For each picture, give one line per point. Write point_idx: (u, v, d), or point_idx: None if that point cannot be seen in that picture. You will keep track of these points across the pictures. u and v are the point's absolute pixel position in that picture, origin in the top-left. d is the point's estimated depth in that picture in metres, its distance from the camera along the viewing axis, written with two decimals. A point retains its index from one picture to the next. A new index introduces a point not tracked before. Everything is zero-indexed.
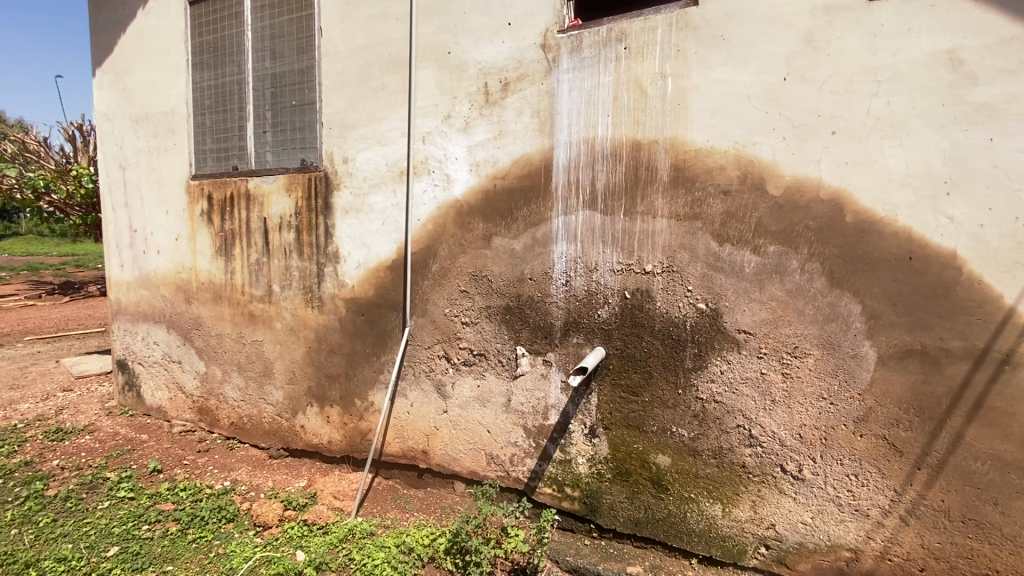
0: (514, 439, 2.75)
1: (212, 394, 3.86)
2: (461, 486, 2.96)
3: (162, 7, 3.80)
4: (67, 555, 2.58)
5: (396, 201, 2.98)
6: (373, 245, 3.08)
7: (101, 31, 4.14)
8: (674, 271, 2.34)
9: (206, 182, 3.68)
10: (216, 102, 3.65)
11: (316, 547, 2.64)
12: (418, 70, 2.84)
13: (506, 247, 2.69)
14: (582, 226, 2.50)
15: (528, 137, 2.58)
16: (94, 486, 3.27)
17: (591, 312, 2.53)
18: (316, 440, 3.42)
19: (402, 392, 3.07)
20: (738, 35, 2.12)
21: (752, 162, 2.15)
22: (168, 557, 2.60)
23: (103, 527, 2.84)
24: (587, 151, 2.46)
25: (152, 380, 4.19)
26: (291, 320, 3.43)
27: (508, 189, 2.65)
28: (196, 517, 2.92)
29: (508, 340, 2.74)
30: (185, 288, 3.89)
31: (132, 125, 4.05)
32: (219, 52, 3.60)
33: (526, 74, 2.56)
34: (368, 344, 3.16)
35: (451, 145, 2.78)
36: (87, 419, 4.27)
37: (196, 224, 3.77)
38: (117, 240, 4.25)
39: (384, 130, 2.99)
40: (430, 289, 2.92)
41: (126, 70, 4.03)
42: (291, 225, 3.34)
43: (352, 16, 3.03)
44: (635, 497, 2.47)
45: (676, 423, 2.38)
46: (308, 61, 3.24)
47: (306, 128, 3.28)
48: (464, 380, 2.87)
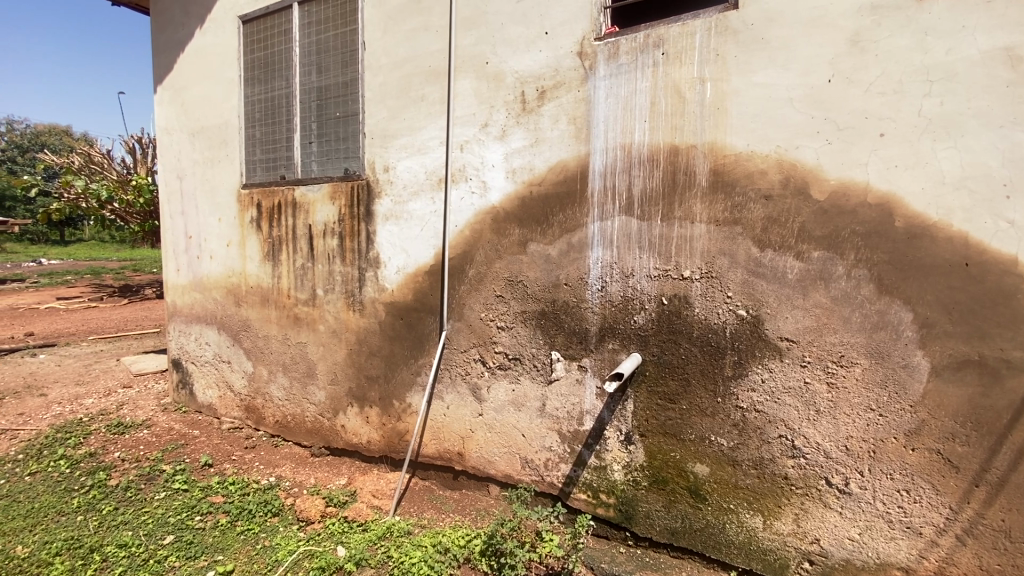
0: (549, 443, 2.77)
1: (258, 393, 4.03)
2: (496, 489, 2.99)
3: (217, 27, 4.04)
4: (128, 542, 2.73)
5: (435, 208, 3.06)
6: (412, 251, 3.16)
7: (162, 51, 4.42)
8: (713, 278, 2.31)
9: (256, 191, 3.87)
10: (266, 114, 3.84)
11: (356, 543, 2.71)
12: (456, 80, 2.92)
13: (542, 253, 2.72)
14: (618, 231, 2.51)
15: (564, 144, 2.61)
16: (151, 478, 3.47)
17: (627, 318, 2.52)
18: (356, 439, 3.53)
19: (439, 395, 3.13)
20: (778, 38, 2.10)
21: (794, 166, 2.11)
22: (219, 547, 2.73)
23: (159, 516, 3.00)
24: (623, 157, 2.47)
25: (203, 379, 4.42)
26: (333, 322, 3.55)
27: (543, 196, 2.69)
28: (244, 510, 3.05)
29: (543, 344, 2.76)
30: (235, 292, 4.09)
31: (189, 138, 4.30)
32: (269, 67, 3.78)
33: (563, 82, 2.59)
34: (406, 347, 3.24)
35: (488, 153, 2.84)
36: (145, 414, 4.54)
37: (247, 230, 3.96)
38: (173, 247, 4.51)
39: (423, 139, 3.08)
40: (467, 293, 2.98)
41: (185, 86, 4.29)
42: (335, 232, 3.48)
43: (393, 29, 3.14)
44: (671, 505, 2.44)
45: (715, 431, 2.34)
46: (351, 74, 3.37)
47: (349, 138, 3.41)
48: (499, 384, 2.91)
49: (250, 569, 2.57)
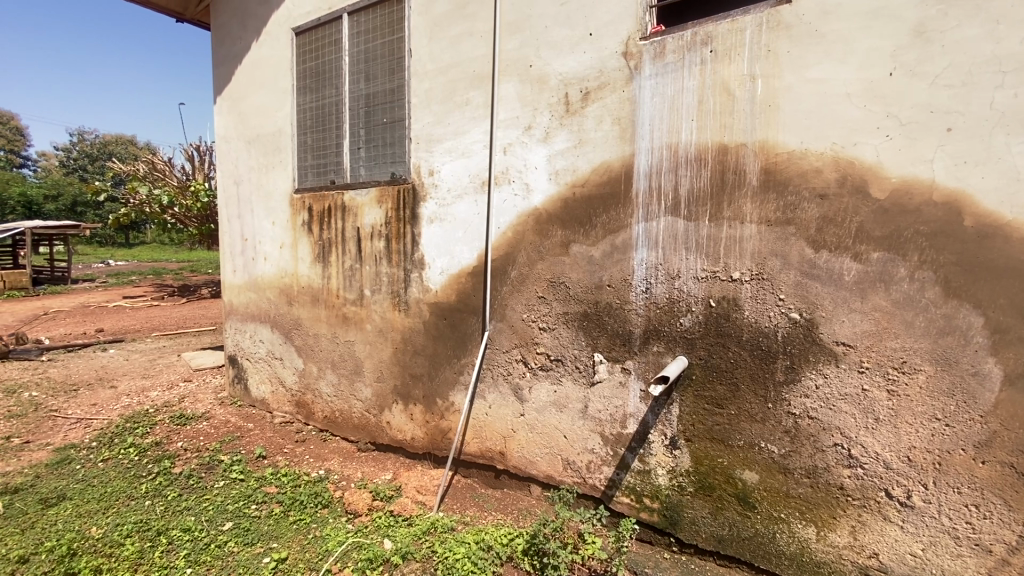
0: (591, 445, 2.76)
1: (308, 389, 4.19)
2: (537, 489, 3.01)
3: (272, 40, 4.24)
4: (191, 527, 2.90)
5: (478, 210, 3.10)
6: (455, 253, 3.22)
7: (221, 64, 4.67)
8: (764, 280, 2.24)
9: (307, 195, 4.04)
10: (317, 122, 3.99)
11: (402, 537, 2.77)
12: (500, 84, 2.96)
13: (585, 255, 2.72)
14: (663, 232, 2.48)
15: (608, 145, 2.60)
16: (210, 468, 3.66)
17: (673, 320, 2.49)
18: (401, 436, 3.62)
19: (481, 394, 3.17)
20: (835, 31, 2.02)
21: (852, 164, 2.03)
22: (274, 535, 2.86)
23: (219, 504, 3.17)
24: (669, 157, 2.43)
25: (257, 374, 4.63)
26: (380, 322, 3.66)
27: (587, 197, 2.68)
28: (296, 500, 3.18)
29: (586, 346, 2.75)
30: (287, 292, 4.27)
31: (246, 146, 4.53)
32: (320, 76, 3.94)
33: (607, 83, 2.58)
34: (450, 346, 3.31)
35: (531, 155, 2.86)
36: (204, 407, 4.81)
37: (298, 233, 4.13)
38: (231, 248, 4.75)
39: (467, 143, 3.13)
40: (509, 294, 3.00)
41: (243, 97, 4.52)
42: (382, 234, 3.58)
43: (438, 36, 3.22)
44: (718, 512, 2.39)
45: (765, 438, 2.28)
46: (398, 81, 3.47)
47: (396, 143, 3.51)
48: (541, 385, 2.92)
49: (302, 557, 2.67)
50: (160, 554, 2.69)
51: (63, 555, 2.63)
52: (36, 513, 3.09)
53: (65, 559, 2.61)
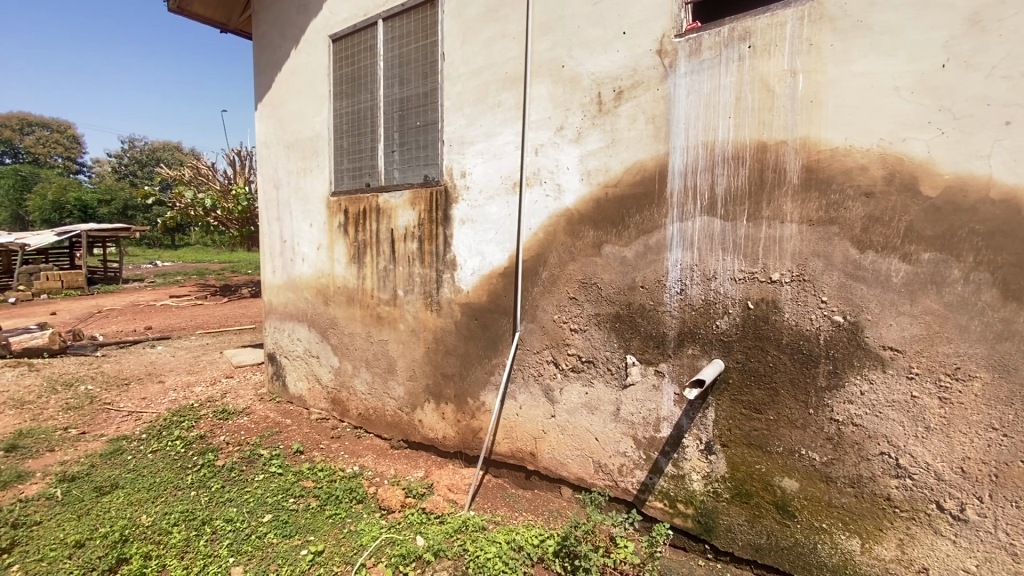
0: (623, 448, 2.73)
1: (343, 387, 4.30)
2: (568, 491, 3.00)
3: (310, 47, 4.36)
4: (234, 518, 3.01)
5: (510, 211, 3.11)
6: (487, 254, 3.24)
7: (262, 71, 4.84)
8: (805, 281, 2.17)
9: (343, 198, 4.14)
10: (352, 126, 4.09)
11: (434, 534, 2.80)
12: (532, 85, 2.96)
13: (617, 255, 2.69)
14: (699, 233, 2.43)
15: (642, 144, 2.56)
16: (251, 461, 3.79)
17: (708, 322, 2.43)
18: (432, 434, 3.67)
19: (512, 394, 3.18)
20: (882, 22, 1.94)
21: (900, 161, 1.95)
22: (311, 528, 2.94)
23: (259, 496, 3.28)
24: (705, 156, 2.39)
25: (294, 371, 4.78)
26: (412, 322, 3.71)
27: (619, 198, 2.66)
28: (332, 495, 3.26)
29: (618, 348, 2.72)
30: (324, 292, 4.39)
31: (285, 150, 4.68)
32: (356, 81, 4.03)
33: (641, 82, 2.55)
34: (481, 346, 3.33)
35: (563, 156, 2.85)
36: (245, 402, 4.99)
37: (335, 234, 4.24)
38: (270, 250, 4.91)
39: (498, 144, 3.15)
40: (540, 295, 3.00)
41: (282, 103, 4.68)
42: (415, 235, 3.64)
43: (471, 39, 3.25)
44: (756, 520, 2.33)
45: (806, 445, 2.20)
46: (431, 84, 3.52)
47: (428, 146, 3.57)
48: (572, 387, 2.91)
49: (338, 550, 2.73)
50: (204, 543, 2.80)
51: (116, 540, 2.76)
52: (91, 501, 3.27)
53: (117, 544, 2.75)
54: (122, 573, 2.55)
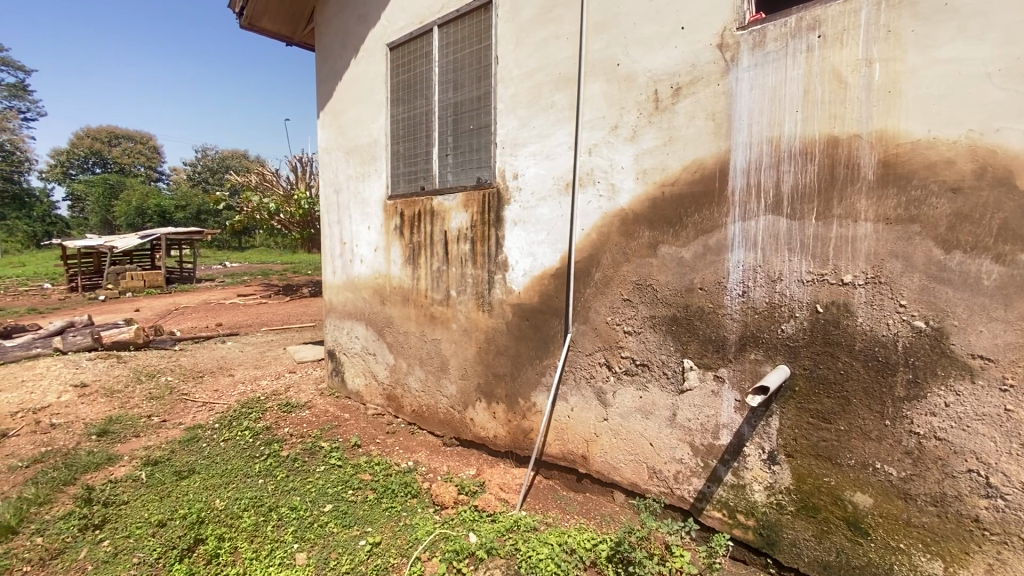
0: (679, 455, 2.65)
1: (398, 384, 4.44)
2: (621, 496, 2.95)
3: (368, 55, 4.53)
4: (298, 506, 3.16)
5: (562, 212, 3.10)
6: (539, 255, 3.24)
7: (324, 81, 5.07)
8: (882, 284, 2.03)
9: (399, 201, 4.27)
10: (408, 131, 4.21)
11: (486, 532, 2.83)
12: (586, 85, 2.94)
13: (674, 256, 2.62)
14: (762, 232, 2.33)
15: (700, 141, 2.49)
16: (312, 453, 3.98)
17: (773, 326, 2.33)
18: (484, 433, 3.72)
19: (563, 396, 3.16)
20: (971, 4, 1.79)
21: (993, 153, 1.79)
22: (368, 520, 3.04)
23: (321, 486, 3.43)
24: (769, 152, 2.29)
25: (352, 368, 4.97)
26: (464, 322, 3.77)
27: (676, 197, 2.59)
28: (388, 489, 3.37)
29: (674, 351, 2.65)
30: (380, 291, 4.54)
31: (345, 156, 4.88)
32: (411, 87, 4.14)
33: (700, 77, 2.48)
34: (532, 347, 3.33)
35: (617, 155, 2.81)
36: (307, 396, 5.25)
37: (391, 236, 4.37)
38: (330, 251, 5.14)
39: (551, 145, 3.15)
40: (593, 296, 2.97)
41: (343, 111, 4.88)
42: (467, 237, 3.70)
43: (525, 41, 3.26)
44: (824, 536, 2.20)
45: (881, 458, 2.06)
46: (485, 88, 3.57)
47: (482, 149, 3.62)
48: (625, 390, 2.86)
49: (394, 542, 2.81)
50: (271, 528, 2.96)
51: (193, 522, 2.97)
52: (172, 484, 3.54)
53: (195, 526, 2.95)
54: (199, 552, 2.74)
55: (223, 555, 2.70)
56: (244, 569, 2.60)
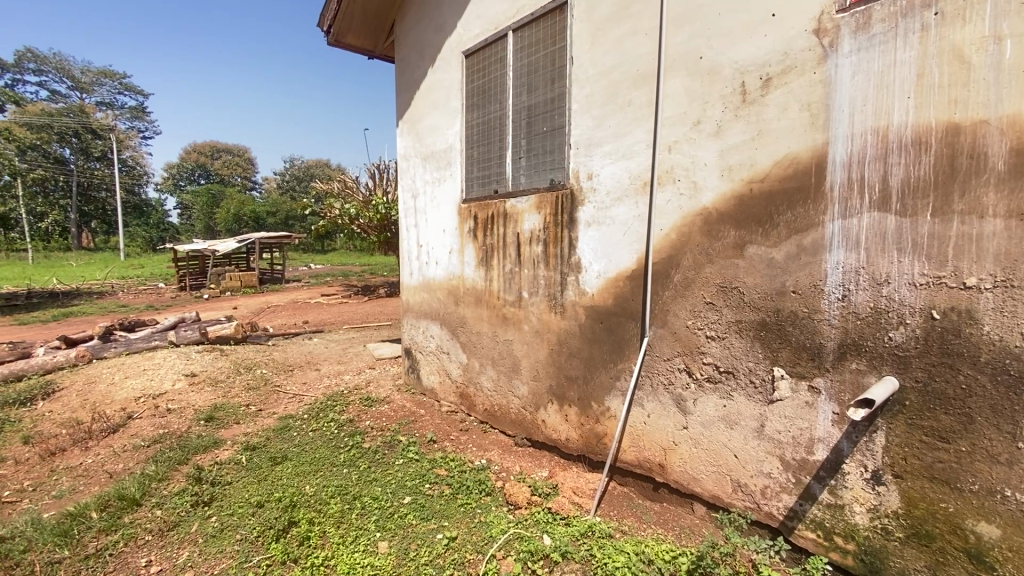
0: (767, 469, 2.50)
1: (471, 383, 4.53)
2: (701, 508, 2.83)
3: (444, 64, 4.67)
4: (379, 497, 3.31)
5: (639, 212, 3.03)
6: (614, 256, 3.18)
7: (403, 91, 5.30)
8: (1014, 288, 1.78)
9: (473, 204, 4.37)
10: (482, 135, 4.29)
11: (560, 535, 2.81)
12: (666, 80, 2.84)
13: (763, 257, 2.47)
14: (867, 231, 2.14)
15: (794, 134, 2.32)
16: (392, 446, 4.16)
17: (878, 334, 2.13)
18: (555, 435, 3.71)
19: (639, 401, 3.08)
20: None
21: None
22: (445, 514, 3.12)
23: (400, 479, 3.58)
24: (875, 143, 2.10)
25: (427, 365, 5.15)
26: (536, 323, 3.78)
27: (766, 194, 2.44)
28: (464, 485, 3.44)
29: (763, 359, 2.50)
30: (454, 292, 4.67)
31: (422, 162, 5.07)
32: (485, 92, 4.22)
33: (794, 66, 2.32)
34: (606, 350, 3.27)
35: (700, 151, 2.70)
36: (385, 391, 5.50)
37: (465, 238, 4.48)
38: (407, 254, 5.35)
39: (628, 144, 3.08)
40: (672, 299, 2.87)
41: (421, 119, 5.08)
42: (540, 239, 3.71)
43: (600, 40, 3.22)
44: (939, 569, 1.99)
45: (1012, 485, 1.82)
46: (559, 89, 3.56)
47: (555, 150, 3.62)
48: (707, 398, 2.73)
49: (470, 538, 2.87)
50: (355, 516, 3.12)
51: (287, 505, 3.20)
52: (268, 468, 3.84)
53: (288, 509, 3.18)
54: (292, 533, 2.95)
55: (313, 538, 2.89)
56: (332, 553, 2.76)
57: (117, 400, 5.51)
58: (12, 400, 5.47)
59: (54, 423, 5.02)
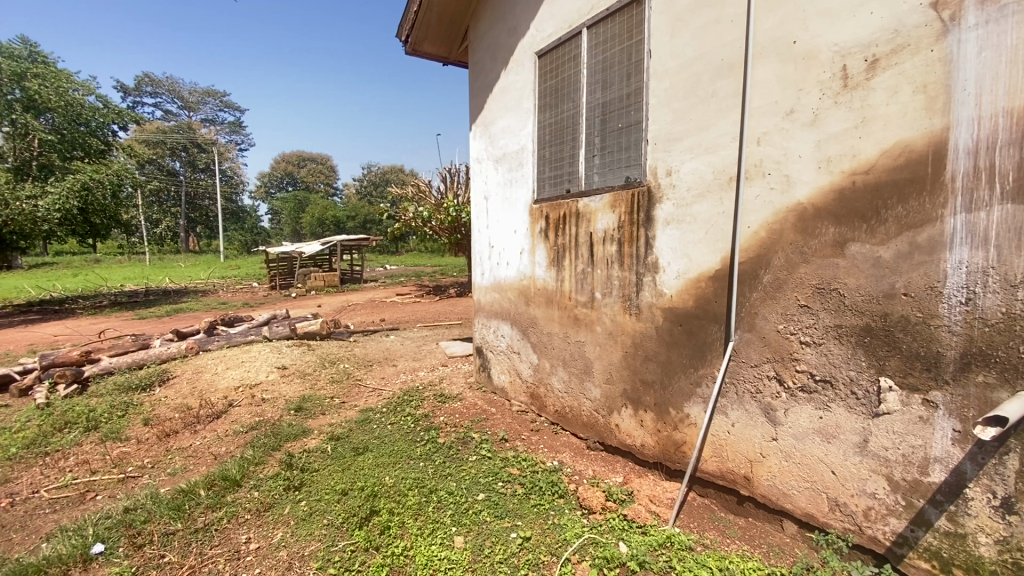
0: (871, 489, 2.28)
1: (542, 383, 4.52)
2: (792, 526, 2.63)
3: (517, 65, 4.70)
4: (454, 492, 3.39)
5: (723, 209, 2.87)
6: (695, 255, 3.04)
7: (476, 95, 5.39)
8: None
9: (545, 205, 4.36)
10: (555, 135, 4.27)
11: (637, 544, 2.73)
12: (755, 69, 2.67)
13: (868, 256, 2.26)
14: (998, 226, 1.89)
15: (907, 119, 2.10)
16: (465, 442, 4.25)
17: (1012, 343, 1.86)
18: (630, 440, 3.61)
19: (723, 410, 2.91)
20: None
21: None
22: (518, 513, 3.14)
23: (474, 475, 3.64)
24: (1009, 126, 1.84)
25: (498, 365, 5.20)
26: (610, 325, 3.70)
27: (872, 186, 2.22)
28: (536, 486, 3.44)
29: (867, 368, 2.28)
30: (525, 293, 4.68)
31: (494, 164, 5.14)
32: (558, 92, 4.20)
33: (905, 44, 2.09)
34: (686, 355, 3.13)
35: (793, 142, 2.51)
36: (458, 389, 5.63)
37: (537, 239, 4.48)
38: (479, 255, 5.44)
39: (712, 137, 2.93)
40: (760, 302, 2.69)
41: (493, 121, 5.15)
42: (614, 238, 3.63)
43: (681, 30, 3.09)
44: None
45: None
46: (636, 85, 3.47)
47: (631, 147, 3.52)
48: (801, 408, 2.54)
49: (544, 540, 2.86)
50: (432, 509, 3.21)
51: (369, 494, 3.36)
52: (351, 458, 4.06)
53: (370, 498, 3.34)
54: (374, 522, 3.08)
55: (393, 528, 3.00)
56: (411, 544, 2.85)
57: (220, 389, 6.06)
58: (135, 385, 6.18)
59: (169, 407, 5.62)
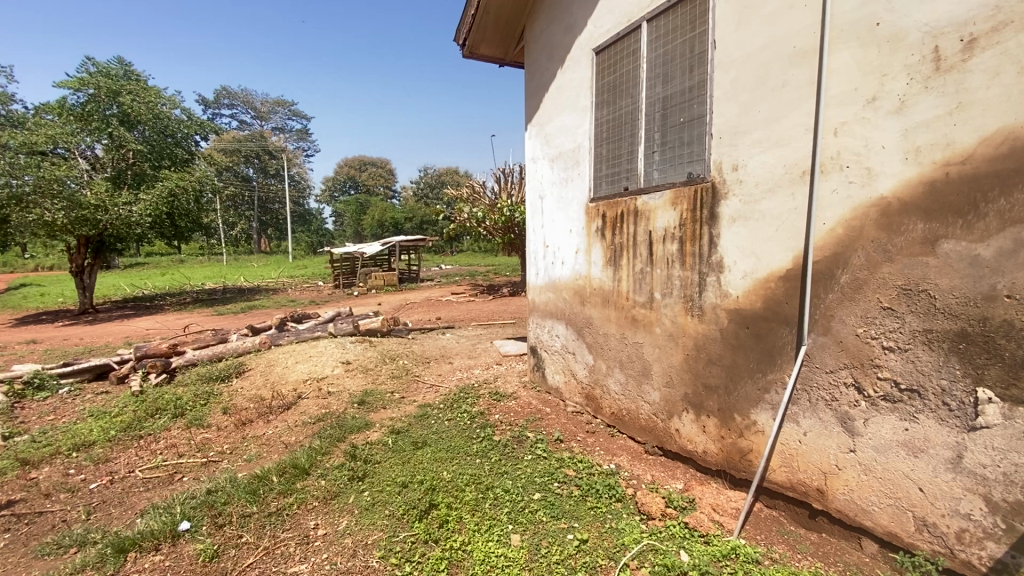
0: (966, 509, 2.09)
1: (598, 385, 4.47)
2: (871, 545, 2.45)
3: (574, 63, 4.66)
4: (510, 490, 3.41)
5: (795, 205, 2.71)
6: (764, 254, 2.89)
7: (532, 95, 5.39)
8: None
9: (601, 204, 4.29)
10: (612, 132, 4.20)
11: (700, 553, 2.64)
12: (832, 55, 2.50)
13: (963, 254, 2.06)
14: None
15: (1011, 103, 1.90)
16: (521, 441, 4.27)
17: None
18: (691, 446, 3.49)
19: (793, 418, 2.76)
20: None
21: None
22: (574, 515, 3.11)
23: (530, 474, 3.65)
24: None
25: (553, 364, 5.18)
26: (670, 326, 3.60)
27: (969, 178, 2.03)
28: (593, 488, 3.40)
29: (962, 377, 2.09)
30: (581, 292, 4.63)
31: (550, 163, 5.12)
32: (616, 88, 4.12)
33: (1010, 20, 1.89)
34: (752, 359, 2.99)
35: (875, 132, 2.33)
36: (512, 388, 5.66)
37: (593, 238, 4.42)
38: (533, 254, 5.44)
39: (782, 130, 2.77)
40: (837, 304, 2.52)
41: (549, 120, 5.13)
42: (675, 236, 3.52)
43: (749, 19, 2.95)
44: None
45: None
46: (698, 77, 3.35)
47: (693, 142, 3.41)
48: (883, 419, 2.36)
49: (602, 543, 2.82)
50: (488, 505, 3.25)
51: (428, 488, 3.45)
52: (410, 452, 4.19)
53: (429, 492, 3.42)
54: (433, 515, 3.16)
55: (451, 522, 3.06)
56: (468, 539, 2.90)
57: (290, 382, 6.44)
58: (216, 376, 6.68)
59: (245, 398, 6.03)
